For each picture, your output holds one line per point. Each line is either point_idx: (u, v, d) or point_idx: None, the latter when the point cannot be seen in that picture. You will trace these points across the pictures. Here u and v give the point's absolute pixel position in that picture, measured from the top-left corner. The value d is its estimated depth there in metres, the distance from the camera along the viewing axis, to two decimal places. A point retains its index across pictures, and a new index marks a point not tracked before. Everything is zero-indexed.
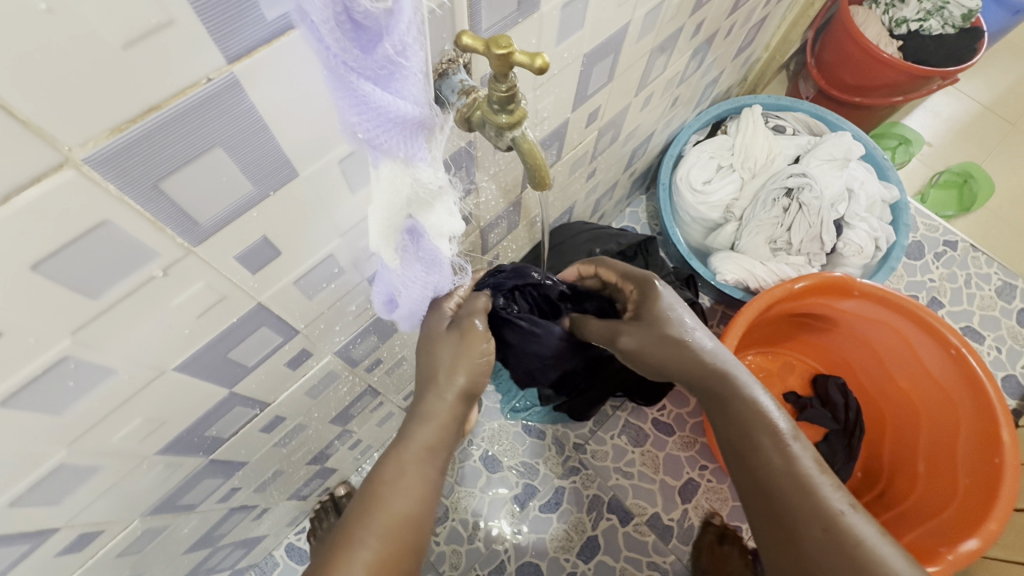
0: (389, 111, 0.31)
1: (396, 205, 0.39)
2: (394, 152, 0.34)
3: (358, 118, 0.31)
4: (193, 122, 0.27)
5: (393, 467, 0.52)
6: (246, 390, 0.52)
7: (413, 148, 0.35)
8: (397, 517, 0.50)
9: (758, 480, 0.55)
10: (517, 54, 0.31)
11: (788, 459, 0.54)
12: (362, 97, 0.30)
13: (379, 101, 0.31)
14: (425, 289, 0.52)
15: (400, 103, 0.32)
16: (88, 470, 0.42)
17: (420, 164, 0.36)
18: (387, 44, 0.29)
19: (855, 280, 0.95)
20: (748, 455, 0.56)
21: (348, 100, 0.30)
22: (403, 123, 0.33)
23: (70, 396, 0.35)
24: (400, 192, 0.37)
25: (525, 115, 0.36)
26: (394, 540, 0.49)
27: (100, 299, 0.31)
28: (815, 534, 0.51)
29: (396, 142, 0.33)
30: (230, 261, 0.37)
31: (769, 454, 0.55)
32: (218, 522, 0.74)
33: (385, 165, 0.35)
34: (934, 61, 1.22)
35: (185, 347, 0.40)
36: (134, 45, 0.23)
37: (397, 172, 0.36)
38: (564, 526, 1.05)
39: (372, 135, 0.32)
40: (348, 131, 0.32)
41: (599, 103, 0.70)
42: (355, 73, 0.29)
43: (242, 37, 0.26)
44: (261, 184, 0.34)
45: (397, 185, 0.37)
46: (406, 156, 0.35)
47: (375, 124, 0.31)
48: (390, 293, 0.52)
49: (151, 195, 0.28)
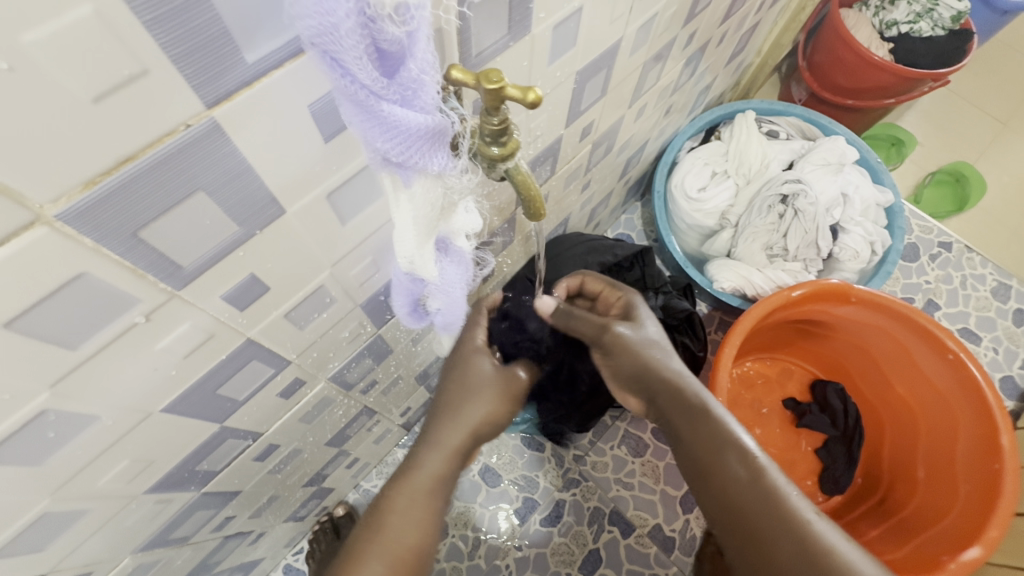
0: (417, 130, 0.30)
1: (431, 220, 0.38)
2: (424, 168, 0.33)
3: (388, 143, 0.30)
4: (174, 168, 0.26)
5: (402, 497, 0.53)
6: (238, 423, 0.51)
7: (440, 159, 0.33)
8: (404, 546, 0.51)
9: (726, 497, 0.55)
10: (509, 88, 0.30)
11: (753, 471, 0.54)
12: (391, 121, 0.29)
13: (409, 123, 0.29)
14: (457, 291, 0.49)
15: (428, 118, 0.30)
16: (73, 515, 0.41)
17: (449, 172, 0.35)
18: (412, 64, 0.28)
19: (852, 287, 0.95)
20: (712, 471, 0.56)
21: (375, 127, 0.29)
22: (431, 135, 0.31)
23: (51, 446, 0.34)
24: (434, 204, 0.36)
25: (519, 146, 0.35)
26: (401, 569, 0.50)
27: (80, 349, 0.30)
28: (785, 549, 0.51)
29: (427, 158, 0.32)
30: (217, 301, 0.35)
31: (733, 468, 0.55)
32: (213, 550, 0.73)
33: (417, 182, 0.34)
34: (924, 64, 1.22)
35: (172, 387, 0.38)
36: (103, 99, 0.22)
37: (430, 185, 0.35)
38: (565, 539, 1.04)
39: (404, 158, 0.31)
40: (377, 156, 0.31)
41: (593, 117, 0.69)
42: (382, 100, 0.28)
43: (220, 80, 0.25)
44: (247, 223, 0.32)
45: (432, 198, 0.36)
46: (437, 169, 0.33)
47: (405, 147, 0.30)
48: (415, 300, 0.50)
49: (131, 244, 0.27)
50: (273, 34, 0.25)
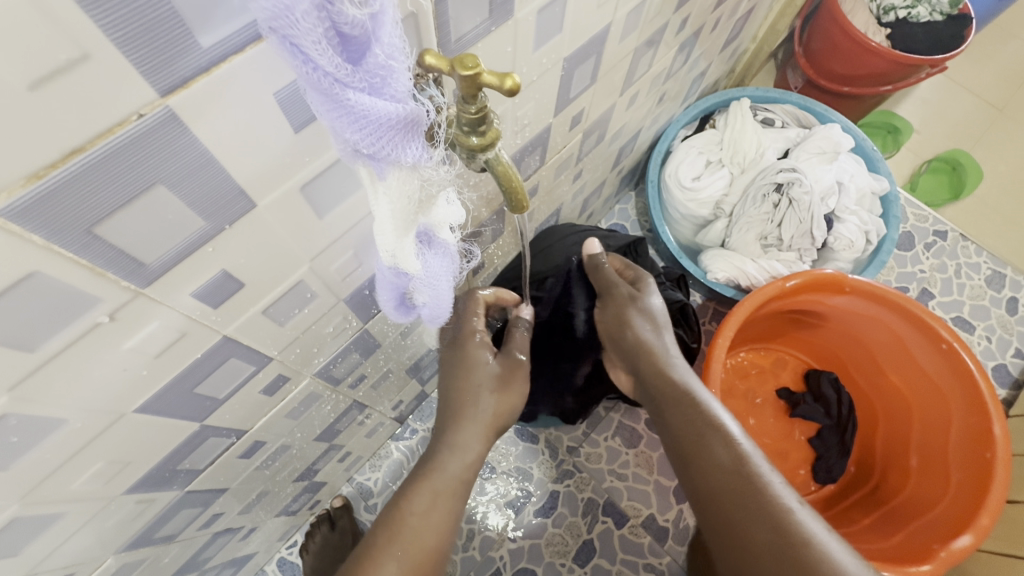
0: (387, 118, 0.29)
1: (409, 213, 0.36)
2: (399, 160, 0.32)
3: (358, 135, 0.29)
4: (129, 159, 0.25)
5: (425, 496, 0.54)
6: (221, 421, 0.50)
7: (415, 150, 0.32)
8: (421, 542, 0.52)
9: (709, 485, 0.55)
10: (485, 75, 0.29)
11: (735, 458, 0.54)
12: (360, 111, 0.27)
13: (378, 112, 0.28)
14: (443, 282, 0.48)
15: (398, 107, 0.29)
16: (49, 518, 0.40)
17: (425, 164, 0.34)
18: (377, 49, 0.27)
19: (846, 276, 0.94)
20: (694, 455, 0.57)
21: (344, 119, 0.28)
22: (404, 125, 0.30)
23: (17, 449, 0.33)
24: (411, 196, 0.35)
25: (499, 136, 0.33)
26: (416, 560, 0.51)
27: (40, 350, 0.29)
28: (759, 536, 0.50)
29: (399, 149, 0.31)
30: (187, 299, 0.34)
31: (714, 452, 0.55)
32: (203, 546, 0.72)
33: (392, 175, 0.33)
34: (922, 49, 1.20)
35: (145, 387, 0.37)
36: (42, 85, 0.20)
37: (406, 178, 0.34)
38: (559, 530, 1.04)
39: (375, 149, 0.30)
40: (347, 149, 0.30)
41: (583, 105, 0.67)
42: (348, 88, 0.26)
43: (174, 68, 0.23)
44: (214, 218, 0.31)
45: (408, 190, 0.34)
46: (411, 160, 0.32)
47: (376, 137, 0.29)
48: (398, 296, 0.48)
49: (85, 241, 0.26)
50: (231, 16, 0.24)
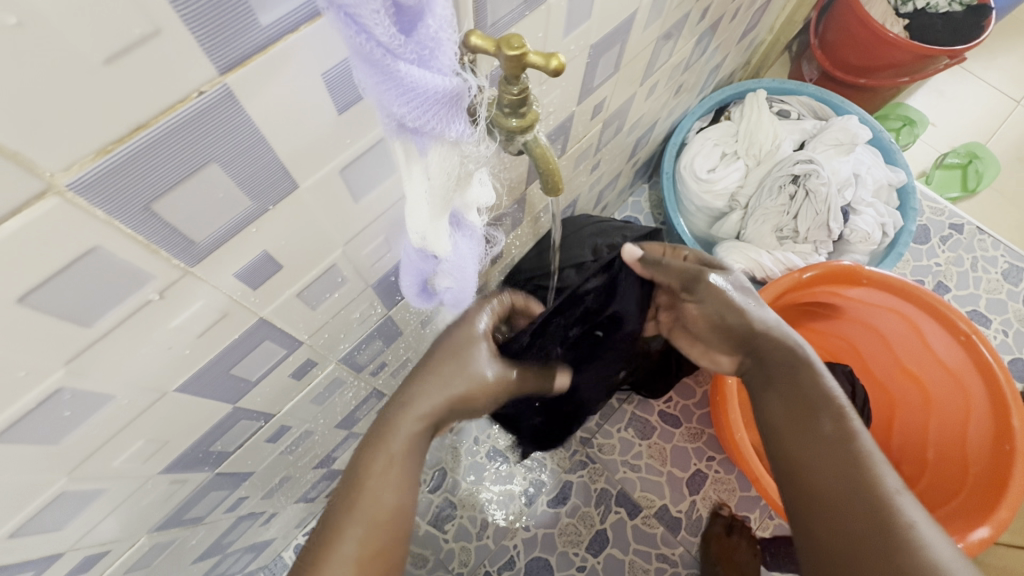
0: (435, 93, 0.29)
1: (447, 191, 0.36)
2: (442, 135, 0.31)
3: (405, 107, 0.29)
4: (188, 135, 0.25)
5: (377, 462, 0.49)
6: (251, 404, 0.51)
7: (458, 125, 0.31)
8: (386, 509, 0.48)
9: (811, 467, 0.52)
10: (530, 55, 0.29)
11: (844, 434, 0.52)
12: (410, 83, 0.28)
13: (427, 85, 0.28)
14: (467, 267, 0.47)
15: (446, 81, 0.29)
16: (90, 495, 0.41)
17: (467, 140, 0.33)
18: (430, 20, 0.27)
19: (863, 269, 0.93)
20: (801, 424, 0.54)
21: (392, 90, 0.28)
22: (450, 100, 0.30)
23: (67, 425, 0.34)
24: (450, 173, 0.34)
25: (537, 118, 0.34)
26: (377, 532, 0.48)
27: (95, 325, 0.29)
28: (855, 525, 0.48)
29: (445, 124, 0.30)
30: (230, 279, 0.35)
31: (821, 426, 0.53)
32: (226, 530, 0.73)
33: (433, 151, 0.33)
34: (940, 41, 1.19)
35: (187, 366, 0.38)
36: (115, 60, 0.21)
37: (446, 155, 0.33)
38: (573, 520, 1.05)
39: (421, 122, 0.30)
40: (393, 121, 0.30)
41: (604, 95, 0.67)
42: (398, 58, 0.27)
43: (234, 46, 0.24)
44: (260, 198, 0.32)
45: (449, 166, 0.34)
46: (455, 137, 0.32)
47: (422, 111, 0.29)
48: (422, 280, 0.49)
49: (143, 217, 0.26)
50: None
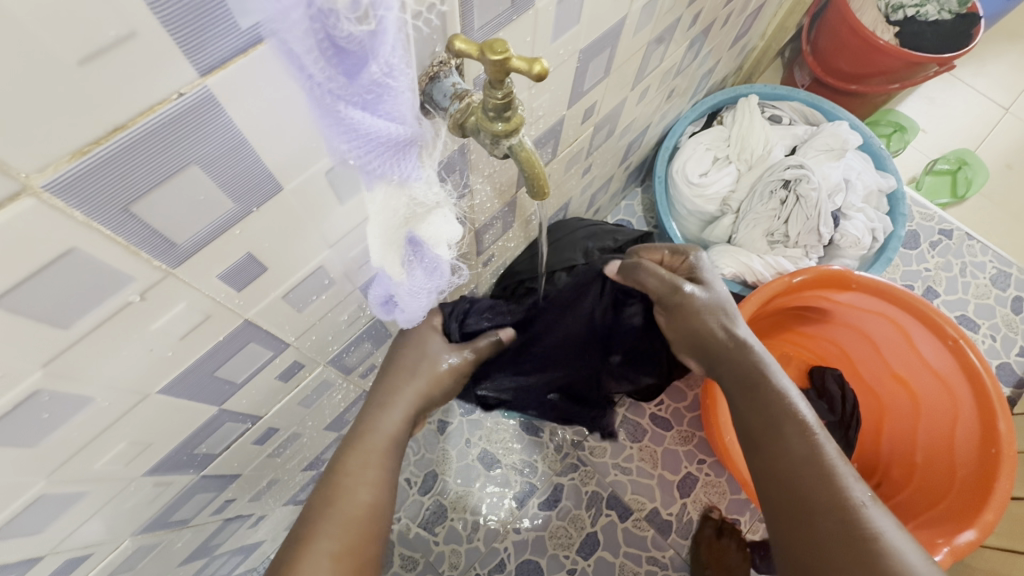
0: (380, 135, 0.30)
1: (398, 228, 0.38)
2: (387, 175, 0.33)
3: (348, 145, 0.30)
4: (169, 137, 0.25)
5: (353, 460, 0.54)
6: (237, 406, 0.50)
7: (407, 167, 0.34)
8: (361, 507, 0.51)
9: (778, 469, 0.53)
10: (514, 60, 0.29)
11: (811, 446, 0.53)
12: (351, 123, 0.28)
13: (369, 127, 0.29)
14: (423, 293, 0.48)
15: (392, 126, 0.30)
16: (70, 498, 0.41)
17: (413, 182, 0.35)
18: (374, 66, 0.27)
19: (852, 273, 0.94)
20: (767, 440, 0.55)
21: (335, 128, 0.29)
22: (395, 142, 0.31)
23: (46, 427, 0.33)
24: (397, 212, 0.36)
25: (523, 122, 0.34)
26: (354, 537, 0.50)
27: (73, 328, 0.29)
28: (822, 526, 0.49)
29: (388, 164, 0.32)
30: (213, 281, 0.35)
31: (791, 441, 0.53)
32: (213, 533, 0.72)
33: (379, 189, 0.34)
34: (930, 48, 1.20)
35: (170, 367, 0.38)
36: (90, 62, 0.21)
37: (393, 194, 0.35)
38: (564, 523, 1.05)
39: (363, 160, 0.31)
40: (337, 155, 0.31)
41: (595, 98, 0.68)
42: (342, 101, 0.27)
43: (214, 49, 0.24)
44: (243, 200, 0.32)
45: (395, 205, 0.36)
46: (399, 176, 0.34)
47: (365, 149, 0.30)
48: (387, 294, 0.48)
49: (122, 219, 0.26)
50: None
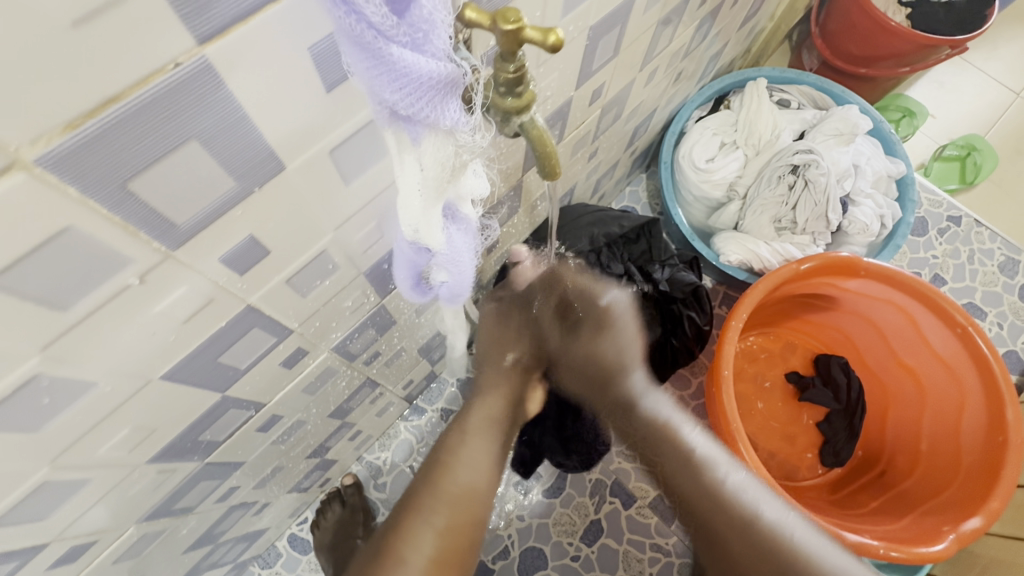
0: (429, 78, 0.28)
1: (441, 181, 0.35)
2: (436, 124, 0.30)
3: (397, 94, 0.28)
4: (166, 110, 0.24)
5: (456, 438, 0.63)
6: (240, 393, 0.50)
7: (453, 113, 0.30)
8: (462, 487, 0.61)
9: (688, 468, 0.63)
10: (527, 30, 0.28)
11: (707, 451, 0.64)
12: (401, 67, 0.27)
13: (419, 70, 0.27)
14: (465, 259, 0.46)
15: (440, 66, 0.28)
16: (73, 485, 0.40)
17: (463, 129, 0.32)
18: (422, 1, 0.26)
19: (861, 260, 0.93)
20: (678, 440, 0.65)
21: (384, 74, 0.27)
22: (446, 86, 0.29)
23: (47, 412, 0.33)
24: (444, 163, 0.34)
25: (534, 98, 0.33)
26: (458, 515, 0.60)
27: (72, 311, 0.28)
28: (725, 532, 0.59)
29: (439, 112, 0.30)
30: (216, 263, 0.33)
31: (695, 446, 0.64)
32: (218, 520, 0.72)
33: (427, 139, 0.32)
34: (942, 30, 1.18)
35: (173, 353, 0.37)
36: (83, 24, 0.19)
37: (441, 144, 0.32)
38: (567, 510, 1.05)
39: (413, 110, 0.29)
40: (384, 107, 0.29)
41: (603, 80, 0.66)
42: (389, 41, 0.26)
43: (214, 14, 0.23)
44: (245, 178, 0.30)
45: (442, 157, 0.33)
46: (448, 124, 0.31)
47: (415, 97, 0.28)
48: (418, 272, 0.48)
49: (120, 197, 0.25)
50: None
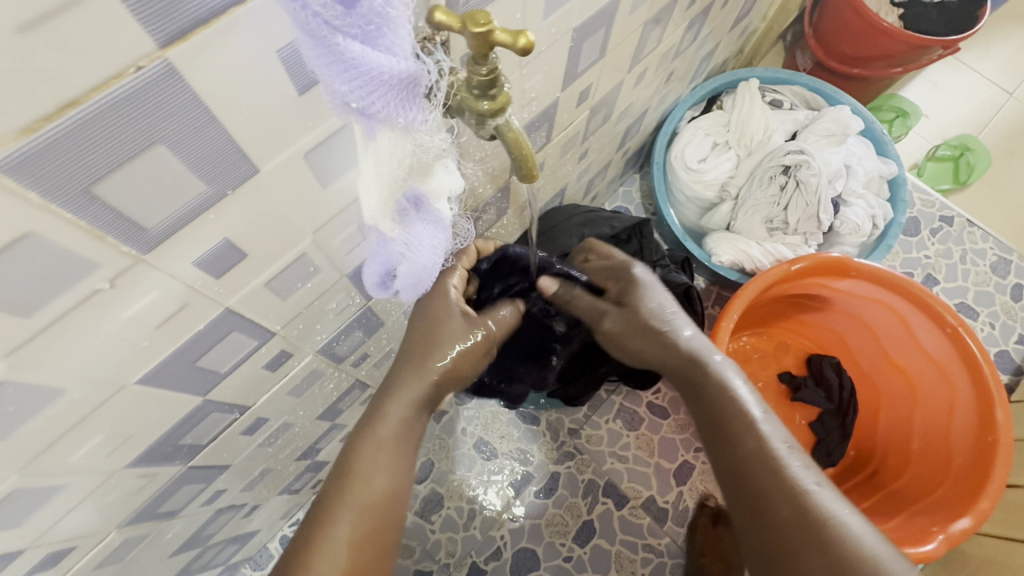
0: (380, 71, 0.27)
1: (397, 176, 0.35)
2: (391, 119, 0.30)
3: (348, 86, 0.27)
4: (129, 112, 0.24)
5: (369, 443, 0.52)
6: (222, 396, 0.49)
7: (409, 110, 0.31)
8: (376, 493, 0.50)
9: (733, 463, 0.56)
10: (497, 33, 0.28)
11: (759, 442, 0.55)
12: (350, 59, 0.26)
13: (370, 63, 0.27)
14: (429, 255, 0.43)
15: (392, 61, 0.28)
16: (47, 491, 0.40)
17: (420, 127, 0.32)
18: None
19: (851, 261, 0.93)
20: (725, 432, 0.57)
21: (333, 66, 0.26)
22: (399, 82, 0.29)
23: (17, 418, 0.32)
24: (401, 159, 0.33)
25: (509, 100, 0.33)
26: (371, 523, 0.49)
27: (38, 317, 0.28)
28: (782, 514, 0.51)
29: (393, 107, 0.30)
30: (189, 267, 0.33)
31: (744, 438, 0.56)
32: (206, 523, 0.72)
33: (382, 135, 0.31)
34: (934, 30, 1.18)
35: (148, 357, 0.37)
36: (31, 29, 0.19)
37: (397, 140, 0.32)
38: (560, 510, 1.05)
39: (365, 103, 0.28)
40: (337, 101, 0.29)
41: (591, 80, 0.66)
42: (338, 32, 0.25)
43: (173, 18, 0.22)
44: (216, 182, 0.30)
45: (399, 154, 0.33)
46: (405, 122, 0.31)
47: (366, 90, 0.28)
48: (385, 271, 0.44)
49: (84, 202, 0.25)
50: None
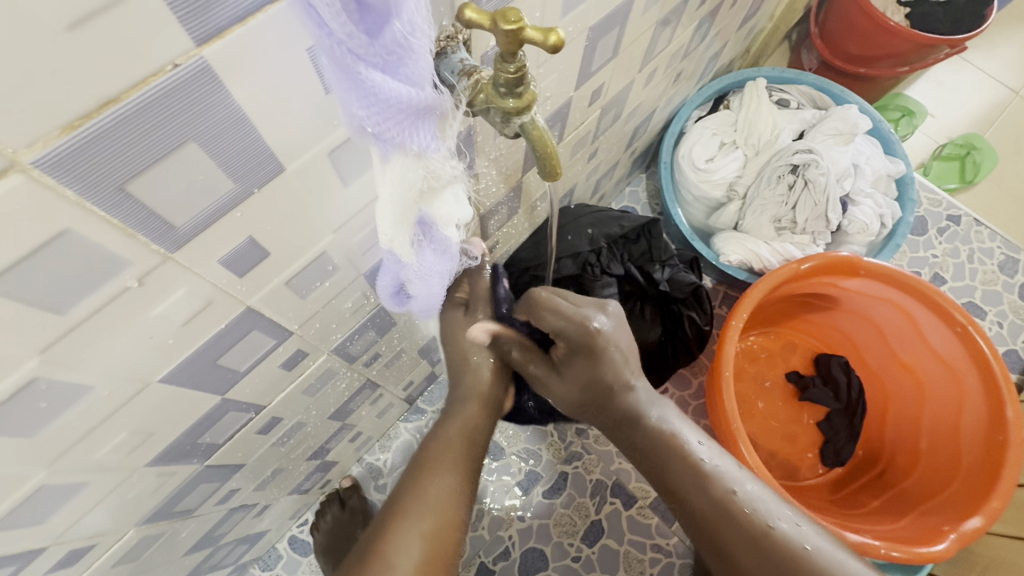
0: (397, 100, 0.28)
1: (410, 201, 0.35)
2: (405, 145, 0.31)
3: (366, 112, 0.28)
4: (167, 110, 0.24)
5: (440, 445, 0.57)
6: (240, 395, 0.49)
7: (422, 137, 0.31)
8: (445, 493, 0.53)
9: (682, 495, 0.58)
10: (527, 30, 0.28)
11: (702, 475, 0.57)
12: (371, 87, 0.27)
13: (389, 92, 0.27)
14: (434, 276, 0.47)
15: (410, 90, 0.28)
16: (70, 489, 0.40)
17: (433, 154, 0.33)
18: (397, 23, 0.25)
19: (861, 260, 0.93)
20: (668, 470, 0.59)
21: (354, 92, 0.27)
22: (414, 109, 0.29)
23: (45, 415, 0.32)
24: (413, 185, 0.34)
25: (535, 99, 0.33)
26: (441, 521, 0.52)
27: (70, 314, 0.28)
28: (737, 540, 0.55)
29: (408, 135, 0.30)
30: (215, 266, 0.33)
31: (685, 475, 0.58)
32: (218, 522, 0.72)
33: (396, 159, 0.32)
34: (942, 29, 1.18)
35: (171, 356, 0.37)
36: (79, 26, 0.19)
37: (410, 165, 0.32)
38: (568, 510, 1.05)
39: (381, 129, 0.29)
40: (354, 124, 0.29)
41: (603, 80, 0.66)
42: (361, 62, 0.25)
43: (210, 17, 0.22)
44: (244, 180, 0.30)
45: (410, 179, 0.33)
46: (417, 148, 0.31)
47: (383, 118, 0.28)
48: (396, 285, 0.49)
49: (118, 199, 0.25)
50: None
